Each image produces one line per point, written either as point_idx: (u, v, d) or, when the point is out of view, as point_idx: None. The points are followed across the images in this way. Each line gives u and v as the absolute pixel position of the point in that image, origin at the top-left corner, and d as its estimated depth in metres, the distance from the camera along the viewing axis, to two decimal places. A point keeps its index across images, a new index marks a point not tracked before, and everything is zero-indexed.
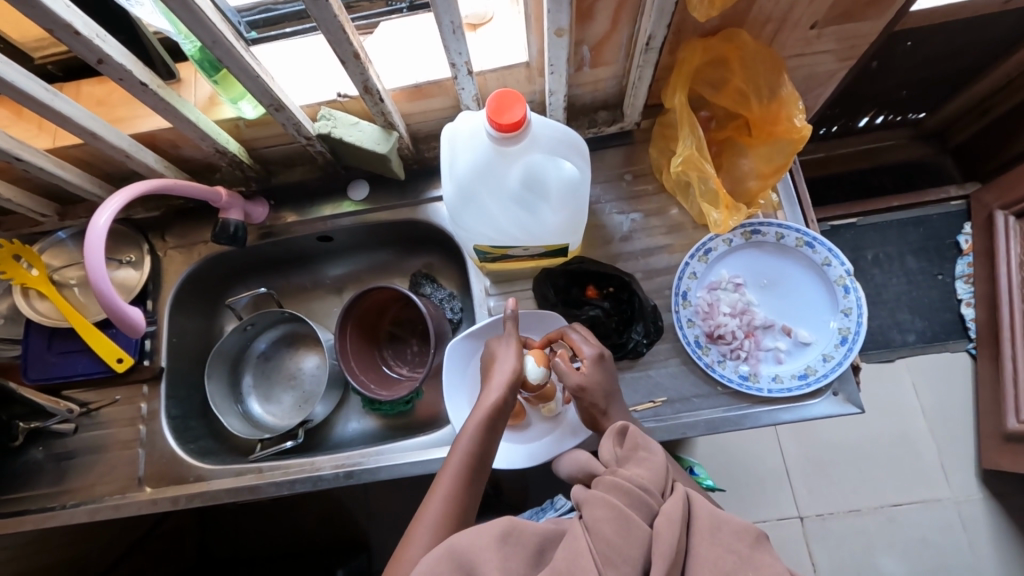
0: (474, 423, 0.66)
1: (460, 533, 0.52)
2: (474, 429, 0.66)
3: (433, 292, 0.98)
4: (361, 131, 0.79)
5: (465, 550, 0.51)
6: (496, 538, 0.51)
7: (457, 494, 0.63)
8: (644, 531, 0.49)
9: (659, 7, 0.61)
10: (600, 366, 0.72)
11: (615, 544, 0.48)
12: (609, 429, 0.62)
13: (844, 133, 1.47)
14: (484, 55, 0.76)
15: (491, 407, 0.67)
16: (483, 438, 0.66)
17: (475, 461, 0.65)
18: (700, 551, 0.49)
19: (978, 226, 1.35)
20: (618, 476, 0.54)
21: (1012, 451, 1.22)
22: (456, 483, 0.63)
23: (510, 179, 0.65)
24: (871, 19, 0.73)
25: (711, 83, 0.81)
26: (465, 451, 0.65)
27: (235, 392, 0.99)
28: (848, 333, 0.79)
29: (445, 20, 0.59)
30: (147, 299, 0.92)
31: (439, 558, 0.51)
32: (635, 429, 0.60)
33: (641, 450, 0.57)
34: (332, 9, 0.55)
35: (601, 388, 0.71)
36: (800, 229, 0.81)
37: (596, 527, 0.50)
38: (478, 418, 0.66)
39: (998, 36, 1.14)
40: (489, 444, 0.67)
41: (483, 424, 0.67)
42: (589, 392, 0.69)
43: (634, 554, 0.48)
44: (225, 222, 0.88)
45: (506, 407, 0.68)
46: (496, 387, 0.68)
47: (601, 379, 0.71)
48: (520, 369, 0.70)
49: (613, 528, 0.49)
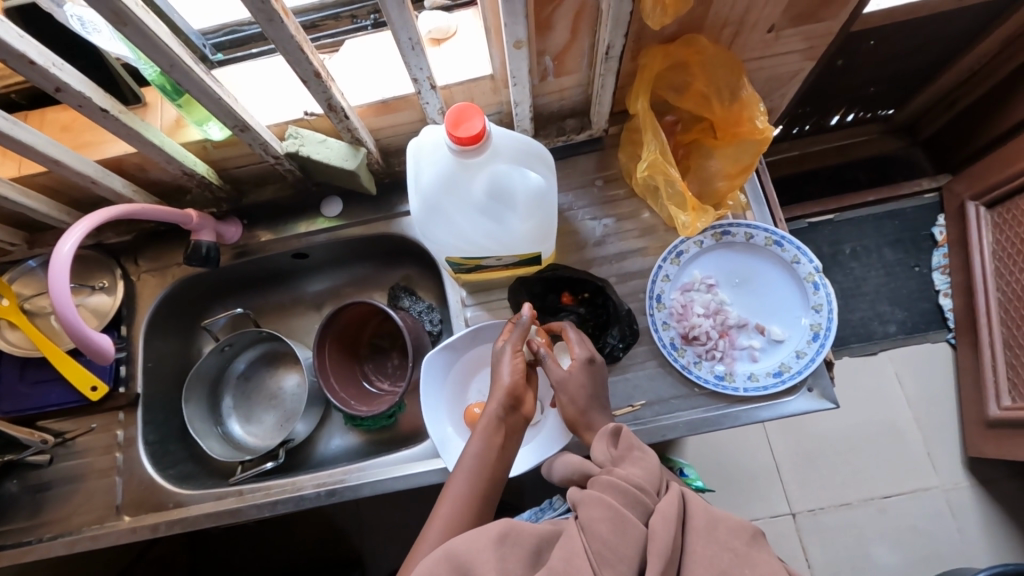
0: (478, 436, 0.68)
1: (458, 536, 0.53)
2: (477, 442, 0.67)
3: (411, 305, 0.99)
4: (328, 149, 0.79)
5: (456, 556, 0.51)
6: (493, 541, 0.51)
7: (468, 504, 0.64)
8: (640, 530, 0.49)
9: (614, 17, 0.63)
10: (589, 370, 0.71)
11: (611, 542, 0.48)
12: (601, 431, 0.62)
13: (817, 130, 1.50)
14: (449, 69, 0.77)
15: (492, 419, 0.68)
16: (490, 450, 0.67)
17: (482, 474, 0.66)
18: (696, 548, 0.49)
19: (951, 217, 1.38)
20: (613, 475, 0.54)
21: (996, 437, 1.24)
22: (467, 491, 0.65)
23: (475, 192, 0.65)
24: (825, 20, 0.75)
25: (674, 87, 0.82)
26: (473, 460, 0.67)
27: (215, 414, 0.98)
28: (819, 329, 0.79)
29: (403, 36, 0.59)
30: (121, 324, 0.92)
31: (438, 559, 0.52)
32: (629, 431, 0.61)
33: (636, 451, 0.58)
34: (289, 30, 0.56)
35: (583, 390, 0.71)
36: (768, 228, 0.82)
37: (593, 526, 0.50)
38: (482, 431, 0.68)
39: (957, 32, 1.16)
40: (498, 456, 0.67)
41: (488, 435, 0.68)
42: (569, 388, 0.70)
43: (629, 552, 0.48)
44: (197, 244, 0.87)
45: (509, 417, 0.69)
46: (496, 400, 0.69)
47: (584, 382, 0.71)
48: (513, 381, 0.70)
49: (609, 528, 0.49)
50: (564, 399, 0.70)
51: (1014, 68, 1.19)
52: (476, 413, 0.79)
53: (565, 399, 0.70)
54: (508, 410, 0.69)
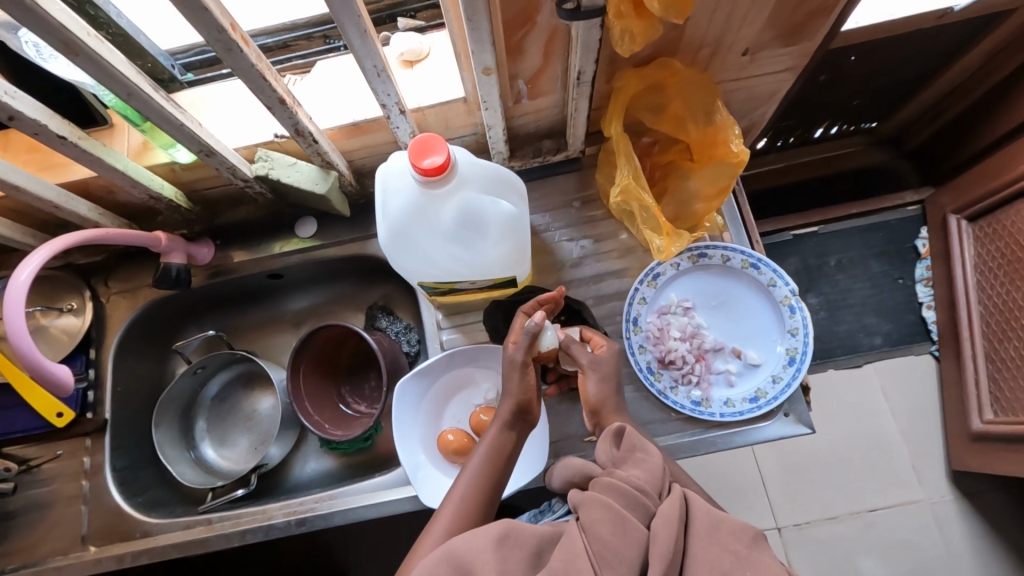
0: (488, 439, 0.68)
1: (459, 536, 0.52)
2: (487, 443, 0.68)
3: (388, 326, 0.97)
4: (298, 172, 0.78)
5: (457, 556, 0.50)
6: (493, 540, 0.50)
7: (474, 503, 0.63)
8: (640, 532, 0.48)
9: (584, 44, 0.62)
10: (617, 359, 0.73)
11: (612, 545, 0.48)
12: (604, 430, 0.63)
13: (802, 142, 1.50)
14: (422, 92, 0.76)
15: (504, 420, 0.68)
16: (497, 453, 0.67)
17: (488, 477, 0.65)
18: (697, 551, 0.48)
19: (934, 229, 1.39)
20: (614, 476, 0.54)
21: (979, 451, 1.24)
22: (473, 494, 0.64)
23: (443, 220, 0.63)
24: (799, 43, 0.75)
25: (650, 108, 0.81)
26: (482, 462, 0.66)
27: (187, 438, 0.96)
28: (795, 354, 0.78)
29: (368, 64, 0.58)
30: (90, 346, 0.90)
31: (437, 559, 0.50)
32: (633, 430, 0.61)
33: (638, 452, 0.57)
34: (249, 60, 0.54)
35: (611, 374, 0.72)
36: (745, 250, 0.82)
37: (593, 528, 0.49)
38: (493, 435, 0.68)
39: (937, 49, 1.17)
40: (504, 460, 0.67)
41: (497, 438, 0.68)
42: (603, 366, 0.71)
43: (630, 555, 0.47)
44: (167, 267, 0.86)
45: (517, 421, 0.69)
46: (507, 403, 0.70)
47: (612, 368, 0.72)
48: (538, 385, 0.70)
49: (610, 530, 0.48)
50: (596, 377, 0.70)
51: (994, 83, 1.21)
52: (448, 440, 0.77)
53: (596, 378, 0.70)
54: (515, 415, 0.69)
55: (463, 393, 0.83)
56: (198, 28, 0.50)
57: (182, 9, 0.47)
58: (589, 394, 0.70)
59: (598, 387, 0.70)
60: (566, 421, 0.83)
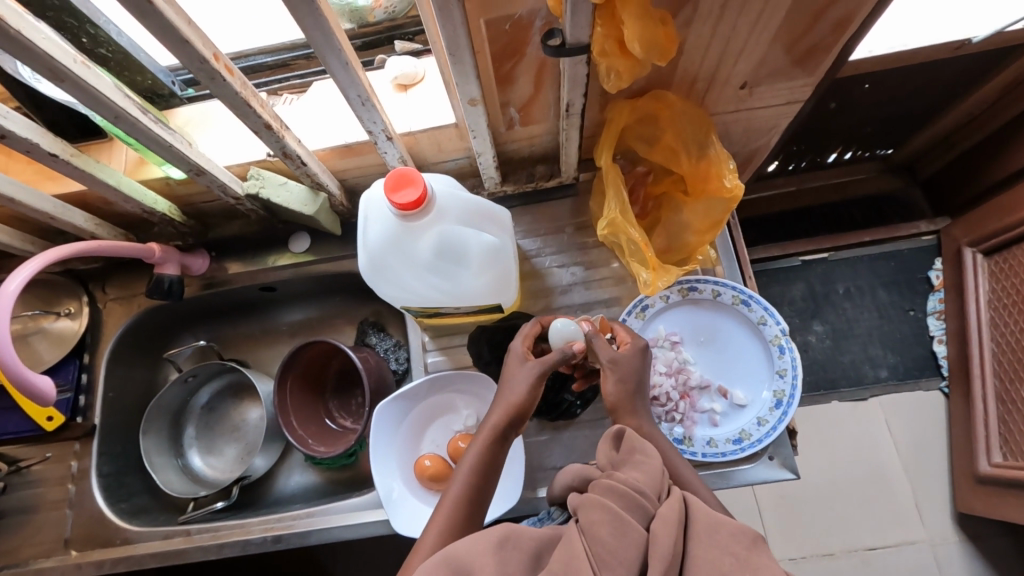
0: (475, 449, 0.65)
1: (459, 540, 0.51)
2: (476, 451, 0.65)
3: (378, 342, 0.97)
4: (288, 192, 0.78)
5: (456, 557, 0.49)
6: (493, 543, 0.49)
7: (459, 514, 0.61)
8: (640, 534, 0.47)
9: (570, 79, 0.61)
10: (641, 355, 0.69)
11: (612, 548, 0.46)
12: (605, 433, 0.60)
13: (814, 167, 1.47)
14: (414, 115, 0.76)
15: (493, 431, 0.65)
16: (485, 464, 0.65)
17: (474, 490, 0.63)
18: (698, 553, 0.46)
19: (948, 261, 1.35)
20: (613, 478, 0.51)
21: (986, 493, 1.20)
22: (460, 504, 0.62)
23: (421, 250, 0.62)
24: (799, 78, 0.73)
25: (643, 139, 0.80)
26: (468, 473, 0.64)
27: (175, 446, 0.97)
28: (782, 396, 0.77)
29: (352, 94, 0.58)
30: (84, 351, 0.93)
31: (437, 561, 0.49)
32: (632, 431, 0.58)
33: (638, 453, 0.54)
34: (233, 88, 0.55)
35: (631, 375, 0.68)
36: (735, 286, 0.80)
37: (593, 530, 0.47)
38: (479, 443, 0.65)
39: (953, 80, 1.14)
40: (491, 470, 0.65)
41: (485, 448, 0.65)
42: (622, 365, 0.67)
43: (630, 557, 0.45)
44: (160, 278, 0.88)
45: (509, 431, 0.66)
46: (499, 410, 0.66)
47: (634, 366, 0.69)
48: (532, 393, 0.66)
49: (609, 532, 0.47)
50: (615, 377, 0.67)
51: (1014, 116, 1.17)
52: (425, 465, 0.76)
53: (614, 379, 0.67)
54: (509, 424, 0.66)
55: (443, 418, 0.82)
56: (181, 58, 0.50)
57: (163, 41, 0.48)
58: (607, 394, 0.67)
59: (617, 388, 0.67)
60: (546, 452, 0.82)
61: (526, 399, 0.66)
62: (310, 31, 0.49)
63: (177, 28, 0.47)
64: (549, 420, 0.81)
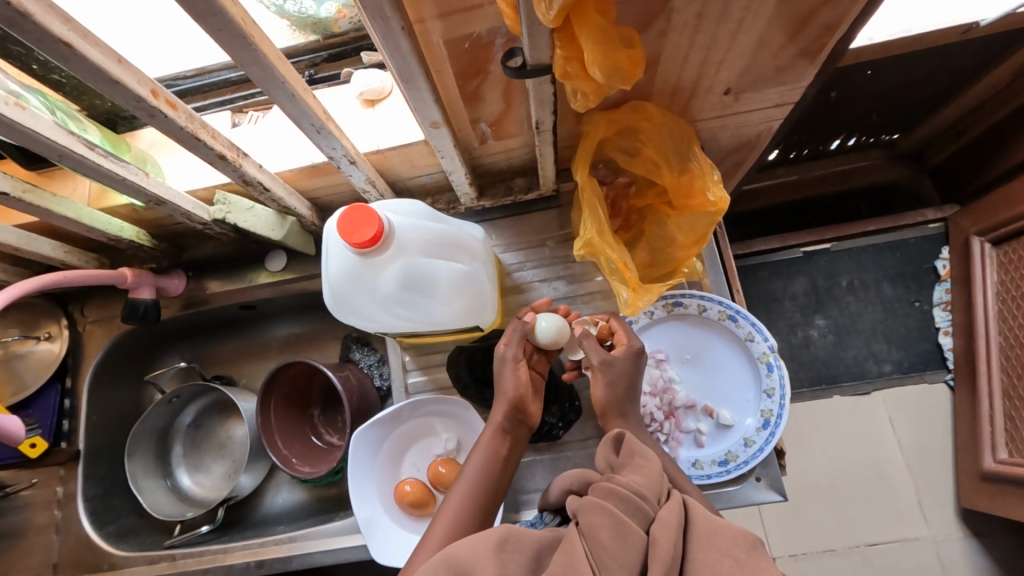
0: (482, 451, 0.67)
1: (458, 542, 0.49)
2: (482, 454, 0.66)
3: (362, 358, 0.95)
4: (255, 217, 0.76)
5: (456, 560, 0.47)
6: (493, 545, 0.47)
7: (466, 513, 0.63)
8: (641, 538, 0.45)
9: (536, 99, 0.58)
10: (635, 359, 0.68)
11: (613, 552, 0.44)
12: (605, 437, 0.58)
13: (816, 155, 1.40)
14: (383, 132, 0.73)
15: (500, 427, 0.67)
16: (495, 463, 0.66)
17: (481, 491, 0.64)
18: (697, 556, 0.44)
19: (955, 251, 1.30)
20: (613, 480, 0.49)
21: (990, 491, 1.17)
22: (469, 501, 0.64)
23: (387, 281, 0.60)
24: (788, 83, 0.69)
25: (624, 150, 0.77)
26: (478, 474, 0.65)
27: (162, 466, 0.97)
28: (770, 417, 0.74)
29: (305, 123, 0.55)
30: (66, 375, 0.93)
31: (437, 561, 0.48)
32: (632, 436, 0.57)
33: (637, 456, 0.53)
34: (177, 123, 0.52)
35: (623, 378, 0.68)
36: (722, 301, 0.77)
37: (592, 533, 0.45)
38: (487, 442, 0.67)
39: (964, 64, 1.07)
40: (501, 470, 0.66)
41: (493, 445, 0.67)
42: (614, 369, 0.67)
43: (630, 559, 0.44)
44: (135, 302, 0.87)
45: (516, 428, 0.68)
46: (500, 410, 0.68)
47: (627, 371, 0.68)
48: (518, 390, 0.67)
49: (610, 535, 0.45)
50: (605, 380, 0.67)
51: None
52: (404, 491, 0.75)
53: (605, 381, 0.67)
54: (514, 421, 0.68)
55: (422, 442, 0.81)
56: (114, 98, 0.48)
57: (93, 83, 0.45)
58: (596, 397, 0.67)
59: (605, 390, 0.67)
60: (527, 474, 0.81)
61: (524, 389, 0.67)
62: (245, 64, 0.46)
63: (104, 70, 0.44)
64: (531, 443, 0.80)
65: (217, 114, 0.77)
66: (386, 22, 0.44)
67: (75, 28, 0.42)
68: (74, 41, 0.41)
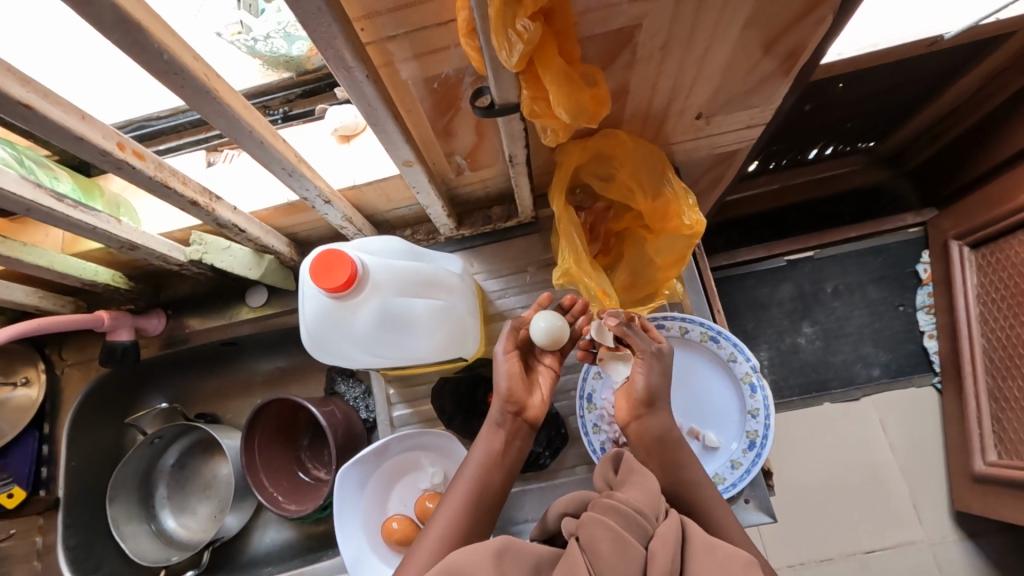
0: (480, 448, 0.65)
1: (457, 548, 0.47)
2: (480, 452, 0.65)
3: (347, 390, 0.94)
4: (232, 257, 0.75)
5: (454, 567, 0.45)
6: (492, 555, 0.46)
7: (465, 511, 0.61)
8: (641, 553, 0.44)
9: (507, 134, 0.58)
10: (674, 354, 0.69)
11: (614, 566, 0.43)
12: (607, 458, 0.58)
13: (796, 164, 1.41)
14: (357, 167, 0.73)
15: (495, 421, 0.66)
16: (493, 458, 0.65)
17: (480, 486, 0.63)
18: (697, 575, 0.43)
19: (936, 254, 1.32)
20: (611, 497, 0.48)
21: (982, 492, 1.18)
22: (468, 498, 0.62)
23: (363, 319, 0.59)
24: (758, 105, 0.70)
25: (599, 176, 0.76)
26: (476, 471, 0.64)
27: (146, 510, 0.95)
28: (756, 437, 0.74)
29: (276, 168, 0.55)
30: (44, 422, 0.91)
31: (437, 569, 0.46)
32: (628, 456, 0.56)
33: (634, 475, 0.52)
34: (145, 173, 0.52)
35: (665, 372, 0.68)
36: (703, 323, 0.77)
37: (593, 546, 0.44)
38: (485, 437, 0.66)
39: (934, 72, 1.09)
40: (500, 462, 0.65)
41: (490, 441, 0.66)
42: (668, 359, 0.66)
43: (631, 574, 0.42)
44: (113, 345, 0.85)
45: (508, 421, 0.67)
46: (497, 404, 0.67)
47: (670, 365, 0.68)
48: (514, 385, 0.67)
49: (610, 549, 0.44)
50: (658, 371, 0.66)
51: (1000, 102, 1.12)
52: (392, 528, 0.74)
53: (657, 372, 0.66)
54: (508, 415, 0.67)
55: (410, 476, 0.80)
56: (79, 153, 0.47)
57: (57, 140, 0.45)
58: (648, 386, 0.65)
59: (656, 379, 0.66)
60: (517, 504, 0.80)
61: (515, 382, 0.67)
62: (211, 116, 0.46)
63: (67, 128, 0.44)
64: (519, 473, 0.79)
65: (192, 154, 0.77)
66: (350, 72, 0.44)
67: (35, 88, 0.42)
68: (34, 102, 0.41)
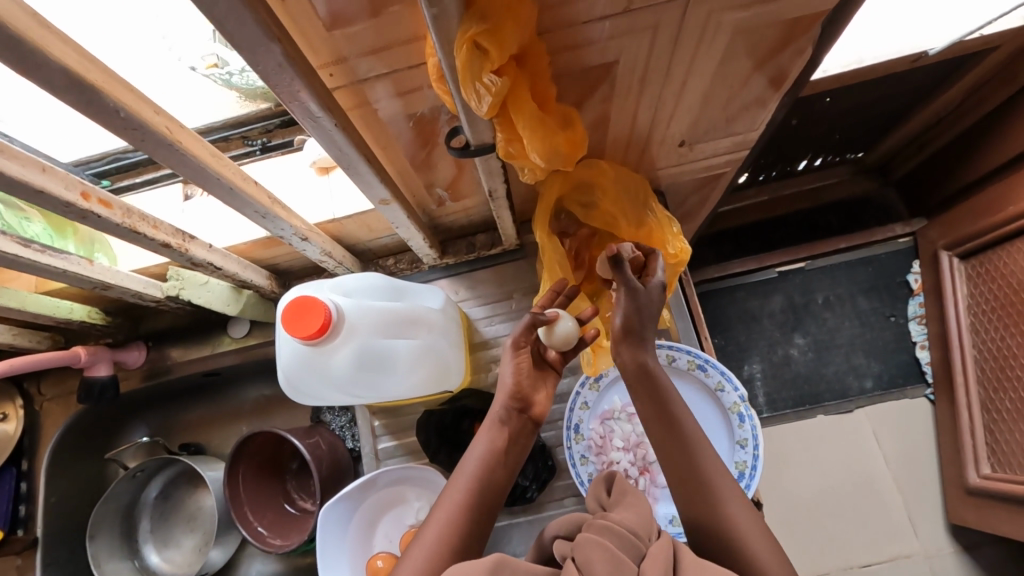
0: (480, 446, 0.58)
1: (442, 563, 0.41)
2: (480, 450, 0.58)
3: (332, 418, 0.92)
4: (210, 292, 0.75)
5: None
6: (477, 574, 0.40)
7: (464, 512, 0.53)
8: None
9: (484, 169, 0.57)
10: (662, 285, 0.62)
11: None
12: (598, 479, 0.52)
13: (784, 175, 1.40)
14: (336, 200, 0.72)
15: (495, 416, 0.59)
16: (496, 456, 0.57)
17: (481, 486, 0.55)
18: None
19: (926, 265, 1.31)
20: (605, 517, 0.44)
21: (977, 504, 1.17)
22: (466, 499, 0.54)
23: (340, 360, 0.58)
24: (741, 130, 0.69)
25: (582, 204, 0.74)
26: (475, 469, 0.56)
27: (128, 546, 0.93)
28: (745, 468, 0.74)
29: (248, 211, 0.54)
30: (22, 458, 0.90)
31: None
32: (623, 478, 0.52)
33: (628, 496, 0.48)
34: (113, 221, 0.51)
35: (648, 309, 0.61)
36: (691, 351, 0.76)
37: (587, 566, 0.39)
38: (483, 433, 0.59)
39: (919, 84, 1.09)
40: (503, 461, 0.58)
41: (492, 437, 0.59)
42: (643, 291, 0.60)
43: None
44: (92, 380, 0.84)
45: (512, 419, 0.61)
46: (499, 400, 0.62)
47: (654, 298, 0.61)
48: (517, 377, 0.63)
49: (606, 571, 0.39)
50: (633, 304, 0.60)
51: (986, 112, 1.12)
52: (376, 566, 0.73)
53: (632, 304, 0.60)
54: (513, 412, 0.61)
55: (395, 511, 0.79)
56: (43, 206, 0.46)
57: (14, 193, 0.43)
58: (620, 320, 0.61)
59: (630, 313, 0.60)
60: (505, 537, 0.79)
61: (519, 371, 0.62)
62: (176, 166, 0.45)
63: (26, 182, 0.42)
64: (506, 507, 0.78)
65: (169, 188, 0.76)
66: (317, 120, 0.43)
67: None
68: None
